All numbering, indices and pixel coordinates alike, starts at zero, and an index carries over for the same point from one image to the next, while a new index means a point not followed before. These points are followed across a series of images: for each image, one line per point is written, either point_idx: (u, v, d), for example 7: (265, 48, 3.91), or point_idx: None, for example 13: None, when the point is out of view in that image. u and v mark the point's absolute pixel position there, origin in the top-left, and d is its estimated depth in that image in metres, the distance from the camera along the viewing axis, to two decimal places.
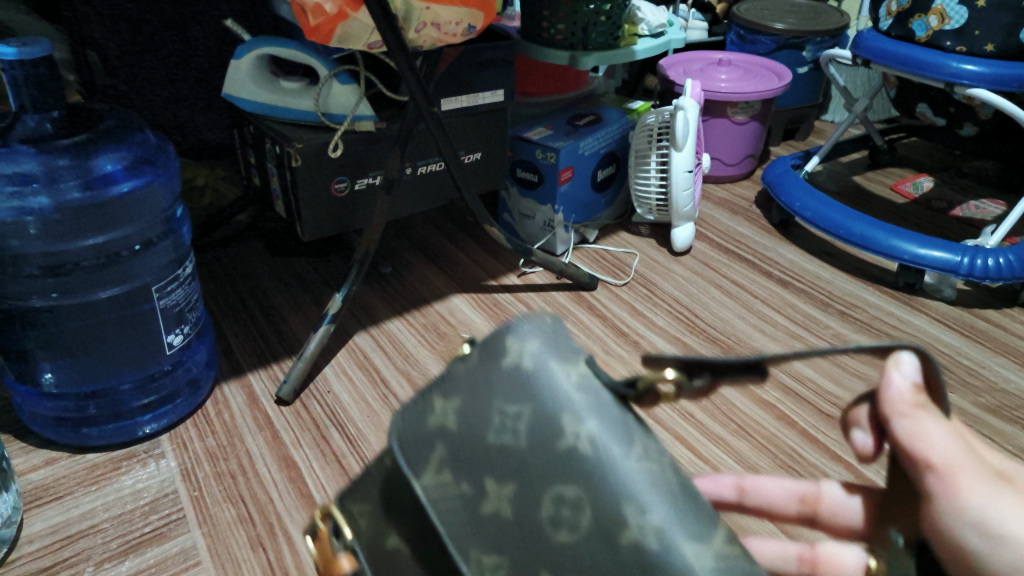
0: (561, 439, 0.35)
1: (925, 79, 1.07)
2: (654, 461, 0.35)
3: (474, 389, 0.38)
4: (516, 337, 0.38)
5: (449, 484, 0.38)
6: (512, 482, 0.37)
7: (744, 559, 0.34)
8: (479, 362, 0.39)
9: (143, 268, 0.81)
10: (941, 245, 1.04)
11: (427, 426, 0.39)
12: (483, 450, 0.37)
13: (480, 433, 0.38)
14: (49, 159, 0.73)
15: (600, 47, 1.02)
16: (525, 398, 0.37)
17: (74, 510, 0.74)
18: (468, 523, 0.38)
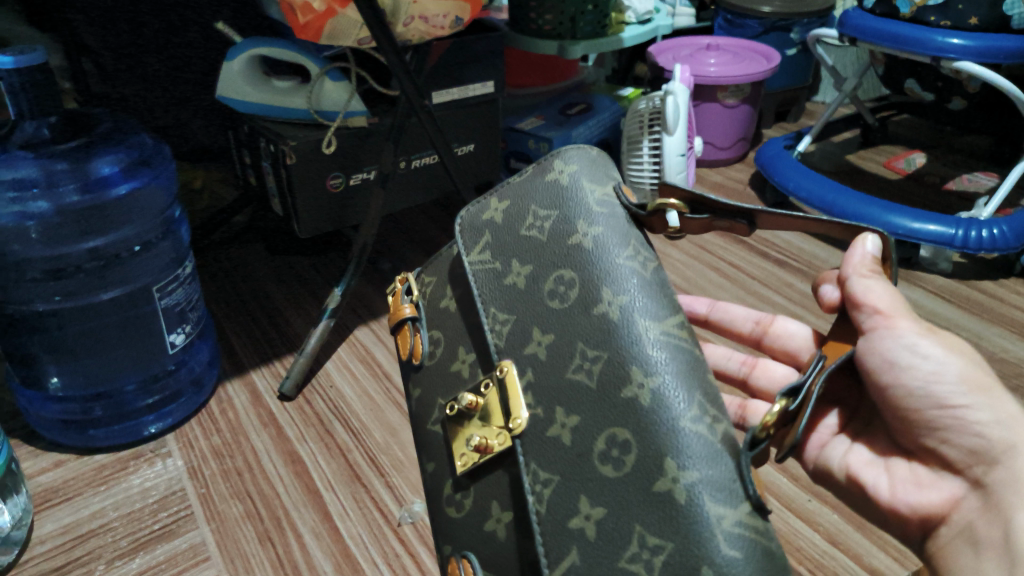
0: (572, 228, 0.54)
1: (912, 55, 1.07)
2: (638, 269, 0.50)
3: (521, 195, 0.59)
4: (562, 160, 0.58)
5: (488, 257, 0.58)
6: (524, 263, 0.55)
7: (688, 342, 0.47)
8: (535, 175, 0.59)
9: (144, 270, 0.82)
10: (935, 218, 1.04)
11: (483, 218, 0.61)
12: (517, 238, 0.57)
13: (518, 225, 0.57)
14: (47, 163, 0.74)
15: (588, 36, 1.03)
16: (552, 207, 0.56)
17: (84, 510, 0.75)
18: (496, 288, 0.56)
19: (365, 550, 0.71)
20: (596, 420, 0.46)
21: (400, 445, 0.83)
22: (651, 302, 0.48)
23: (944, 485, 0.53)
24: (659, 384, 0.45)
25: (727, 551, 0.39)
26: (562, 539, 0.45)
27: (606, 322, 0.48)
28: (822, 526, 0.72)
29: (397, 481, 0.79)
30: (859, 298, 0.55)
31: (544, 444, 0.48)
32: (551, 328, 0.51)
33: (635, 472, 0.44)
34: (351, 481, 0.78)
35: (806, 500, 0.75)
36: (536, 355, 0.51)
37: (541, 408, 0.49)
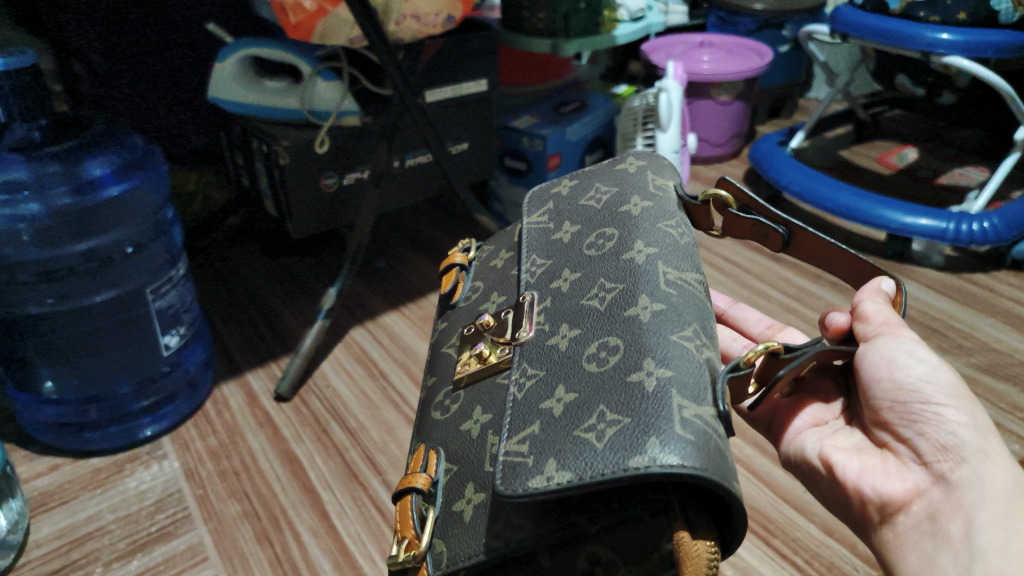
0: (626, 199, 0.59)
1: (902, 50, 1.08)
2: (671, 232, 0.54)
3: (588, 176, 0.66)
4: (632, 158, 0.65)
5: (545, 216, 0.63)
6: (572, 224, 0.60)
7: (704, 300, 0.49)
8: (606, 165, 0.67)
9: (136, 270, 0.81)
10: (927, 212, 1.05)
11: (549, 190, 0.67)
12: (576, 205, 0.62)
13: (580, 196, 0.63)
14: (38, 166, 0.73)
15: (581, 33, 1.03)
16: (615, 188, 0.61)
17: (80, 513, 0.74)
18: (540, 242, 0.60)
19: (363, 548, 0.71)
20: (596, 328, 0.47)
21: (396, 443, 0.82)
22: (676, 255, 0.51)
23: (907, 474, 0.51)
24: (668, 308, 0.46)
25: (682, 433, 0.38)
26: (524, 418, 0.44)
27: (630, 260, 0.51)
28: (820, 517, 0.72)
29: (394, 479, 0.78)
30: (868, 313, 0.56)
31: (540, 351, 0.49)
32: (575, 266, 0.54)
33: (618, 366, 0.44)
34: (348, 479, 0.78)
35: (803, 491, 0.75)
36: (557, 289, 0.54)
37: (546, 327, 0.51)
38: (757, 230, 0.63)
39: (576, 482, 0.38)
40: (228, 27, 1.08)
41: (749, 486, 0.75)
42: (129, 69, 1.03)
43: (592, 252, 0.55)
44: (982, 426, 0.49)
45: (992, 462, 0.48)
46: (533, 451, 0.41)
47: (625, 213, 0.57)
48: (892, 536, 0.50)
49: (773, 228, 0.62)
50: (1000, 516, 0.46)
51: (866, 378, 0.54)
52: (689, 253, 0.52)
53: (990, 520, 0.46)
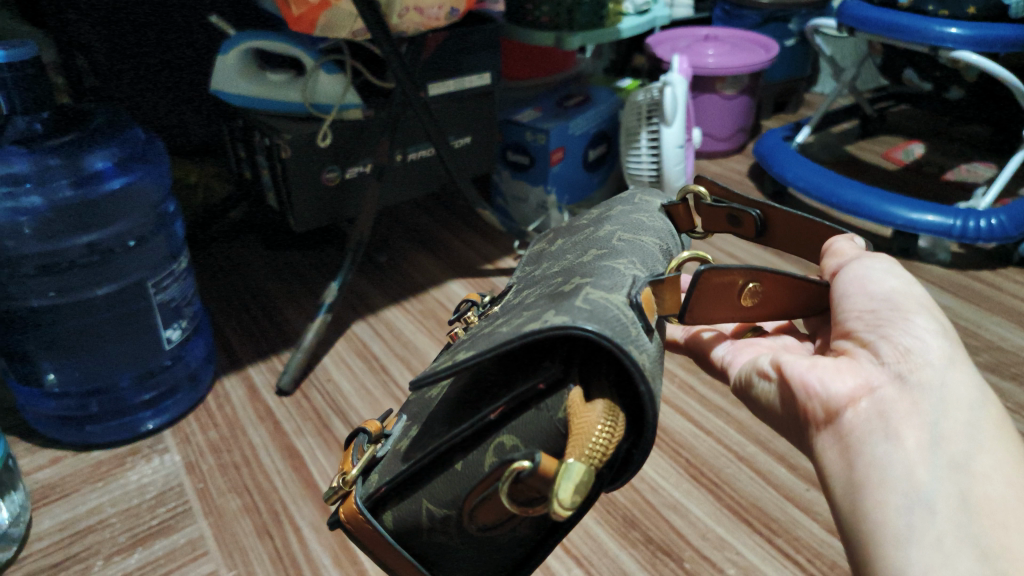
0: (604, 208, 0.59)
1: (910, 45, 1.06)
2: (629, 219, 0.54)
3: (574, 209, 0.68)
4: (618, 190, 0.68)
5: (540, 239, 0.62)
6: (553, 237, 0.59)
7: (658, 254, 0.50)
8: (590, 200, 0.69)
9: (136, 263, 0.81)
10: (934, 208, 1.04)
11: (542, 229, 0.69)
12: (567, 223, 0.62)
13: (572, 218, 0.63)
14: (40, 158, 0.73)
15: (585, 27, 1.02)
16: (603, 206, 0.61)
17: (81, 507, 0.74)
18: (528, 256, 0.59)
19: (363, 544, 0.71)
20: (532, 289, 0.47)
21: None
22: (634, 232, 0.52)
23: (861, 373, 0.47)
24: (607, 255, 0.47)
25: (581, 306, 0.37)
26: (454, 348, 0.43)
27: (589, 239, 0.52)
28: (823, 516, 0.72)
29: None
30: (840, 248, 0.56)
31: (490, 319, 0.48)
32: (541, 260, 0.54)
33: (545, 291, 0.43)
34: None
35: (806, 490, 0.75)
36: (523, 277, 0.53)
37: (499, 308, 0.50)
38: (732, 218, 0.60)
39: (474, 351, 0.37)
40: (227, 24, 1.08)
41: (751, 485, 0.75)
42: (128, 69, 1.03)
43: (560, 244, 0.55)
44: (948, 335, 0.48)
45: (955, 372, 0.46)
46: (448, 361, 0.40)
47: (595, 216, 0.57)
48: (837, 440, 0.46)
49: (745, 212, 0.59)
50: (961, 424, 0.44)
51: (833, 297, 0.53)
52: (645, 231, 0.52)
53: (952, 430, 0.43)
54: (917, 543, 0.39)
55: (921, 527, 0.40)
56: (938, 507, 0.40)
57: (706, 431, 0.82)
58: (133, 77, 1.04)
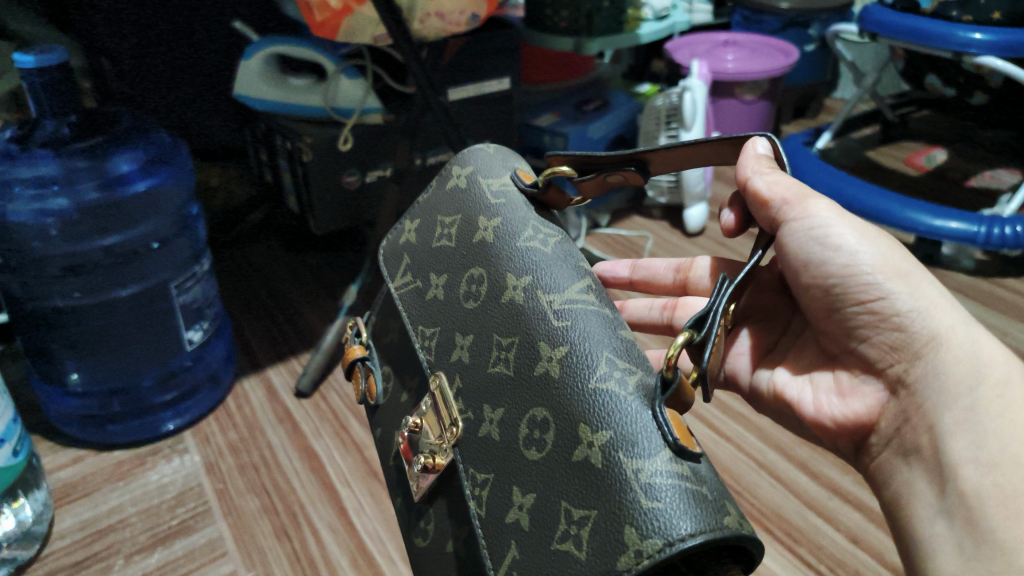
0: (474, 222, 0.57)
1: (933, 50, 1.06)
2: (536, 242, 0.52)
3: (429, 209, 0.63)
4: (459, 165, 0.63)
5: (415, 285, 0.60)
6: (446, 285, 0.56)
7: (603, 295, 0.48)
8: (435, 190, 0.64)
9: (160, 266, 0.83)
10: (957, 215, 1.03)
11: (398, 243, 0.65)
12: (434, 251, 0.59)
13: (434, 238, 0.60)
14: (67, 162, 0.76)
15: (604, 32, 1.02)
16: (459, 220, 0.59)
17: (103, 505, 0.75)
18: (420, 311, 0.58)
19: (380, 546, 0.71)
20: (518, 399, 0.46)
21: None
22: (537, 257, 0.51)
23: (868, 392, 0.53)
24: (558, 318, 0.46)
25: (651, 507, 0.36)
26: (500, 538, 0.43)
27: (508, 296, 0.50)
28: (845, 524, 0.71)
29: None
30: (764, 192, 0.53)
31: (475, 447, 0.47)
32: (466, 326, 0.52)
33: (556, 447, 0.42)
34: (367, 476, 0.78)
35: (828, 498, 0.74)
36: (461, 361, 0.51)
37: (473, 414, 0.48)
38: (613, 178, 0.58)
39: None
40: (223, 26, 1.07)
41: (773, 492, 0.74)
42: (136, 73, 1.03)
43: (474, 302, 0.53)
44: (921, 303, 0.49)
45: (956, 347, 0.48)
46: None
47: (482, 243, 0.55)
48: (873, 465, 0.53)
49: (621, 167, 0.57)
50: (964, 414, 0.46)
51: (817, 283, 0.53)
52: (556, 251, 0.51)
53: (956, 424, 0.46)
54: (942, 550, 0.44)
55: (941, 534, 0.45)
56: (955, 512, 0.44)
57: (726, 437, 0.81)
58: (144, 84, 1.05)
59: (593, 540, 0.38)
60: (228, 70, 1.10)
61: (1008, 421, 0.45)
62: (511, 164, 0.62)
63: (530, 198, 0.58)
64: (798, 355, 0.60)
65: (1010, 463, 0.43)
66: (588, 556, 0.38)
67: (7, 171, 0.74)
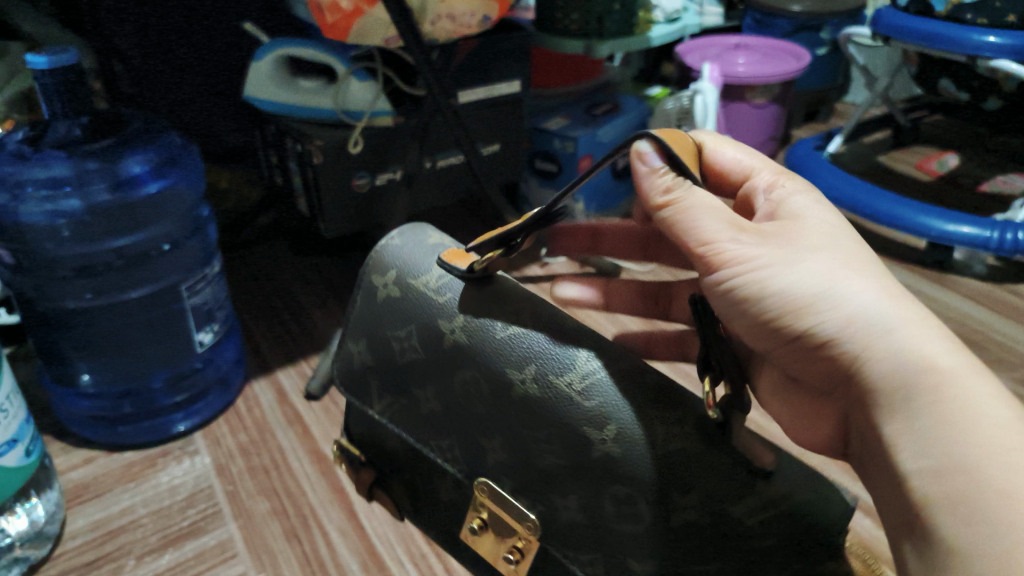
0: (434, 328, 0.56)
1: (946, 54, 1.05)
2: (508, 324, 0.54)
3: (369, 322, 0.61)
4: (379, 275, 0.61)
5: (398, 403, 0.59)
6: (438, 397, 0.56)
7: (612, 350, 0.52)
8: (364, 302, 0.61)
9: (170, 268, 0.84)
10: (969, 220, 1.02)
11: (354, 366, 0.62)
12: (403, 365, 0.58)
13: (392, 349, 0.59)
14: (79, 163, 0.75)
15: (615, 35, 1.02)
16: (414, 328, 0.58)
17: (114, 506, 0.75)
18: (423, 424, 0.58)
19: (390, 550, 0.71)
20: (586, 486, 0.49)
21: None
22: (528, 346, 0.52)
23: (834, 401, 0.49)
24: (593, 409, 0.49)
25: (773, 535, 0.44)
26: None
27: (518, 392, 0.52)
28: (857, 534, 0.71)
29: None
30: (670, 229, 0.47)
31: (564, 533, 0.51)
32: (485, 429, 0.54)
33: (653, 519, 0.47)
34: None
35: None
36: (499, 462, 0.53)
37: (544, 505, 0.51)
38: None
39: None
40: (225, 26, 1.07)
41: None
42: (137, 73, 1.02)
43: (478, 403, 0.54)
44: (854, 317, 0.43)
45: (886, 351, 0.42)
46: None
47: (456, 346, 0.55)
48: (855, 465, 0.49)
49: None
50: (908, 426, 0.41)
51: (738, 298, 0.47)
52: (534, 338, 0.53)
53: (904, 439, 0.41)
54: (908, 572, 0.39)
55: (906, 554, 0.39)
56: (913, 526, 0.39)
57: None
58: (145, 84, 1.04)
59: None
60: (228, 69, 1.11)
61: (950, 424, 0.39)
62: (439, 251, 0.60)
63: (468, 284, 0.57)
64: (771, 371, 0.58)
65: (952, 474, 0.37)
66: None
67: (20, 172, 0.74)
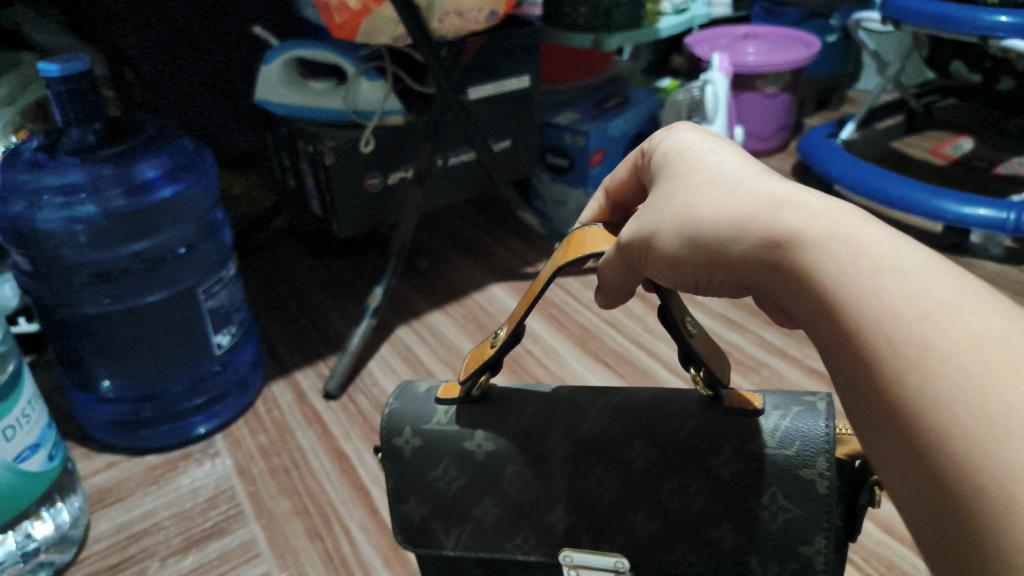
0: (462, 451, 0.48)
1: (957, 35, 1.04)
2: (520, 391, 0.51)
3: (405, 484, 0.49)
4: (397, 436, 0.49)
5: (466, 532, 0.48)
6: (497, 502, 0.48)
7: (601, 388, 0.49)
8: (393, 468, 0.49)
9: (187, 271, 0.84)
10: (986, 202, 1.01)
11: (414, 525, 0.49)
12: (456, 496, 0.48)
13: (436, 489, 0.49)
14: (93, 169, 0.77)
15: (623, 27, 1.01)
16: (448, 460, 0.48)
17: (137, 509, 0.76)
18: (494, 539, 0.48)
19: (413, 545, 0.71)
20: (644, 498, 0.45)
21: None
22: (539, 409, 0.48)
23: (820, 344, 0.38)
24: (619, 440, 0.46)
25: (788, 447, 0.44)
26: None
27: (554, 462, 0.47)
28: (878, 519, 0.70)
29: None
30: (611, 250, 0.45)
31: (653, 555, 0.46)
32: (544, 504, 0.47)
33: (717, 496, 0.44)
34: None
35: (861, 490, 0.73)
36: (568, 523, 0.47)
37: (622, 539, 0.46)
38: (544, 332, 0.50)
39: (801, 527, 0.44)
40: (226, 26, 1.07)
41: None
42: (140, 75, 1.02)
43: (529, 484, 0.47)
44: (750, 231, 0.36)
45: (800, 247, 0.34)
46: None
47: (489, 456, 0.48)
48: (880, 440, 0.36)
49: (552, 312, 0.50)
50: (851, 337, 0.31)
51: (641, 265, 0.44)
52: (551, 409, 0.48)
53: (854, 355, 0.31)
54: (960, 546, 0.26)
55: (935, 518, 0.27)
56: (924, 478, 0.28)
57: None
58: (151, 88, 1.04)
59: (797, 509, 0.43)
60: (228, 68, 1.10)
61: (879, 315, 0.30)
62: (432, 393, 0.51)
63: (472, 409, 0.49)
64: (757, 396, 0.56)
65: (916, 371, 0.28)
66: (801, 513, 0.43)
67: (36, 180, 0.75)
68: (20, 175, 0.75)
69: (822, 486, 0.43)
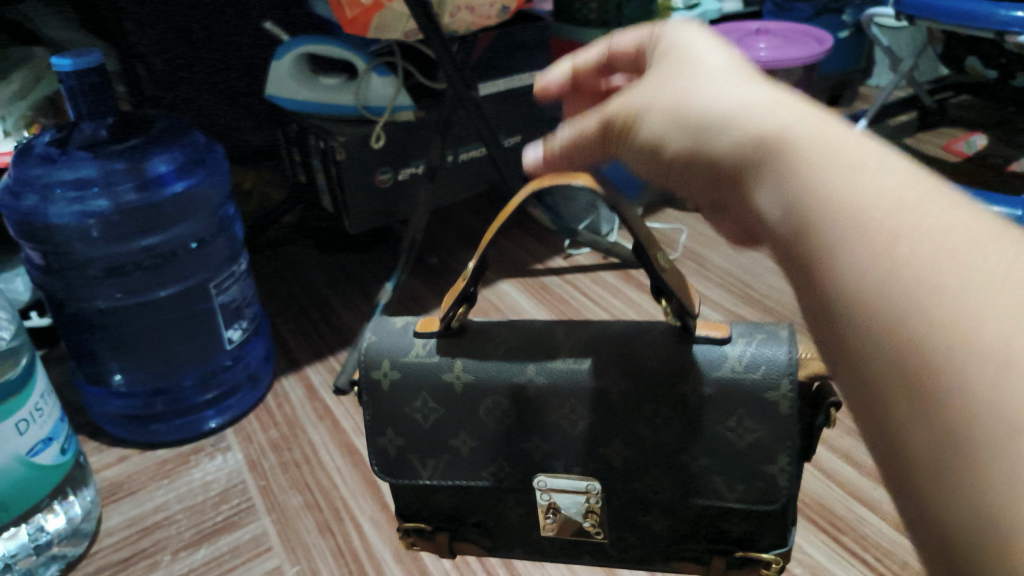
0: (440, 383, 0.50)
1: (972, 30, 1.03)
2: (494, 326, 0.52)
3: (382, 414, 0.51)
4: (376, 368, 0.51)
5: (443, 461, 0.50)
6: (473, 434, 0.49)
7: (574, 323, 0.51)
8: (371, 400, 0.51)
9: (198, 267, 0.85)
10: (1000, 199, 1.01)
11: (391, 456, 0.51)
12: (431, 429, 0.50)
13: (412, 421, 0.50)
14: (105, 163, 0.77)
15: (634, 22, 1.01)
16: (425, 392, 0.50)
17: (149, 503, 0.76)
18: (464, 471, 0.50)
19: None
20: (619, 423, 0.47)
21: None
22: (515, 343, 0.50)
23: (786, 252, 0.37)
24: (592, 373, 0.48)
25: (758, 368, 0.46)
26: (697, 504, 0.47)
27: (530, 392, 0.48)
28: (891, 517, 0.69)
29: None
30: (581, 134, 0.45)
31: (624, 482, 0.48)
32: (519, 433, 0.49)
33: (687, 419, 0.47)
34: None
35: (871, 488, 0.72)
36: (546, 451, 0.49)
37: (595, 465, 0.48)
38: None
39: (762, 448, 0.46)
40: (228, 26, 1.06)
41: (816, 483, 0.73)
42: (145, 72, 1.04)
43: (505, 415, 0.49)
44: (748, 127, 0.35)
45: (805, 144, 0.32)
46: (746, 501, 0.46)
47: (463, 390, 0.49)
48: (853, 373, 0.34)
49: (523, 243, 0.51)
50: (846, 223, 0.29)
51: (619, 143, 0.42)
52: (526, 345, 0.50)
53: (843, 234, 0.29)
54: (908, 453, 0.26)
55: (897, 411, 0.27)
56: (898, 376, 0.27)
57: None
58: (156, 84, 1.06)
59: (763, 429, 0.45)
60: (231, 68, 1.10)
61: (880, 213, 0.28)
62: (410, 328, 0.53)
63: (450, 341, 0.51)
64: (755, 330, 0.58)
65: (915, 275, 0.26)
66: (766, 434, 0.45)
67: (48, 174, 0.75)
68: (33, 169, 0.75)
69: (785, 407, 0.45)
